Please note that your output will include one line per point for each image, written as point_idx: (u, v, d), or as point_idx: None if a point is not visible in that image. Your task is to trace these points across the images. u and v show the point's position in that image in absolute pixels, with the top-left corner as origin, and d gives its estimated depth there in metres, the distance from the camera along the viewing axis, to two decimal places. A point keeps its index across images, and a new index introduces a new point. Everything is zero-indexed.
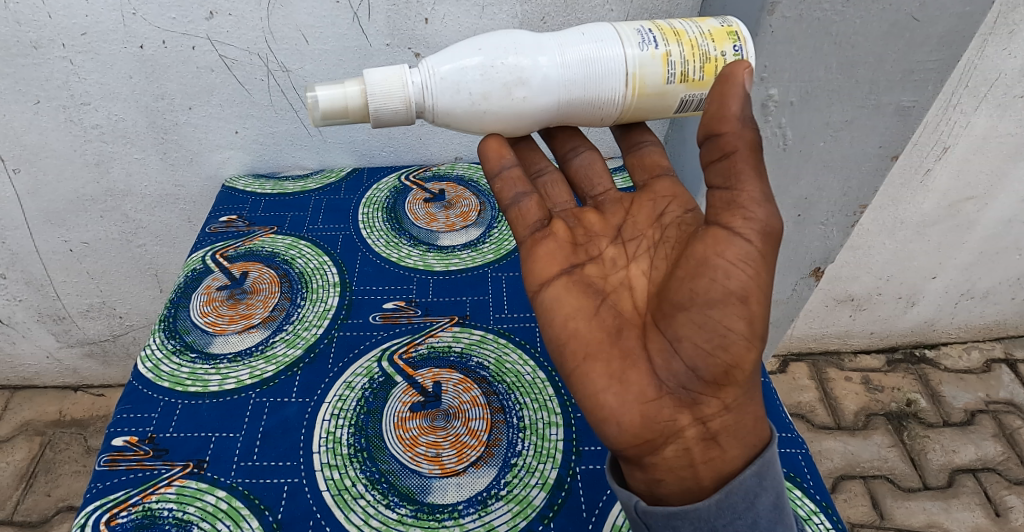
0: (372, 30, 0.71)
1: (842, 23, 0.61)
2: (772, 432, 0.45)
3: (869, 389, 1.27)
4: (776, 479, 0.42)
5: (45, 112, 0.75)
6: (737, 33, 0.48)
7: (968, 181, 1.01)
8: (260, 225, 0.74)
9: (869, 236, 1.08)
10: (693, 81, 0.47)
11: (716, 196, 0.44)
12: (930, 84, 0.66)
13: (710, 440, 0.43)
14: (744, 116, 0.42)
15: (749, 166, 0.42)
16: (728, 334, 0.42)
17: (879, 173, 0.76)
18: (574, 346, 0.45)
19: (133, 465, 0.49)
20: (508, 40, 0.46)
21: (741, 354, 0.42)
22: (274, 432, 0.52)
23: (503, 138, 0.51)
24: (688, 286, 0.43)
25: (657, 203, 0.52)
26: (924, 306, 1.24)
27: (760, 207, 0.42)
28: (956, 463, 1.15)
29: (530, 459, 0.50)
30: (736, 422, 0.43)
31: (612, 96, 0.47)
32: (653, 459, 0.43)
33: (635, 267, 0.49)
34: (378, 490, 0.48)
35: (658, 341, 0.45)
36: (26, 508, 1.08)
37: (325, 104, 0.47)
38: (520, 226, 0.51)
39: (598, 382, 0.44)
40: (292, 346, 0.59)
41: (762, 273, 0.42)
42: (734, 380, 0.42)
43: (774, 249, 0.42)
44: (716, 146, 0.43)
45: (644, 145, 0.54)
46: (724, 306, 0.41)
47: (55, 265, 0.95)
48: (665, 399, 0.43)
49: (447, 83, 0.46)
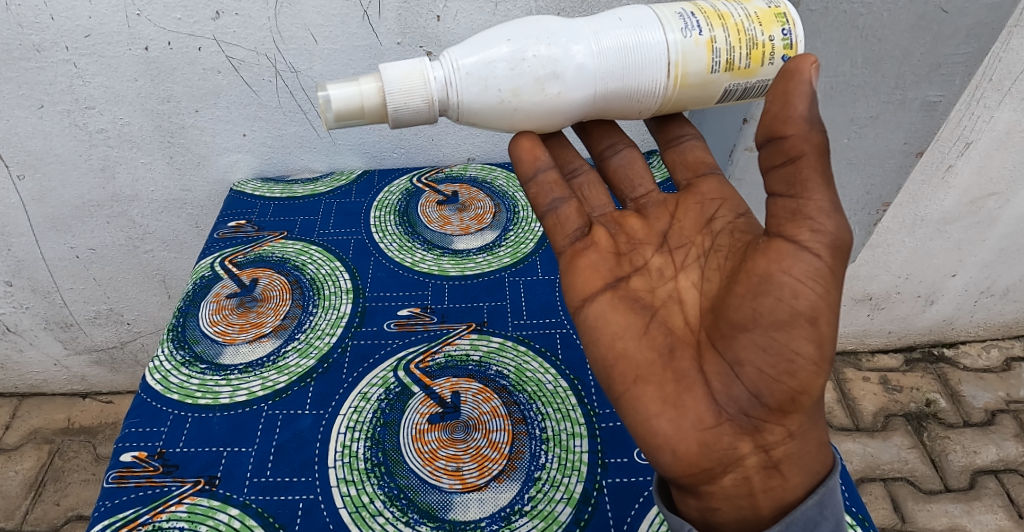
0: (382, 28, 0.69)
1: (869, 16, 0.59)
2: (835, 459, 0.43)
3: (888, 389, 1.24)
4: (837, 508, 0.41)
5: (48, 116, 0.73)
6: (786, 15, 0.45)
7: (991, 177, 0.98)
8: (269, 230, 0.73)
9: (888, 234, 1.06)
10: (739, 69, 0.45)
11: (778, 204, 0.41)
12: (957, 78, 0.63)
13: (771, 468, 0.41)
14: (811, 116, 0.39)
15: (816, 172, 0.39)
16: (795, 359, 0.40)
17: (903, 170, 0.74)
18: (622, 368, 0.43)
19: (142, 483, 0.48)
20: (539, 29, 0.44)
21: (809, 379, 0.40)
22: (289, 446, 0.50)
23: (535, 137, 0.48)
24: (750, 305, 0.41)
25: (705, 206, 0.49)
26: (943, 304, 1.21)
27: (830, 218, 0.39)
28: (977, 464, 1.12)
29: (555, 473, 0.48)
30: (800, 451, 0.41)
31: (652, 88, 0.45)
32: (709, 487, 0.41)
33: (684, 278, 0.47)
34: (397, 507, 0.46)
35: (715, 363, 0.43)
36: (35, 518, 1.07)
37: (339, 104, 0.45)
38: (559, 235, 0.49)
39: (651, 407, 0.42)
40: (304, 357, 0.57)
41: (832, 291, 0.40)
42: (800, 407, 0.40)
43: (842, 263, 0.40)
44: (778, 149, 0.40)
45: (684, 139, 0.52)
46: (791, 328, 0.40)
47: (61, 271, 0.93)
48: (724, 426, 0.41)
49: (473, 78, 0.44)
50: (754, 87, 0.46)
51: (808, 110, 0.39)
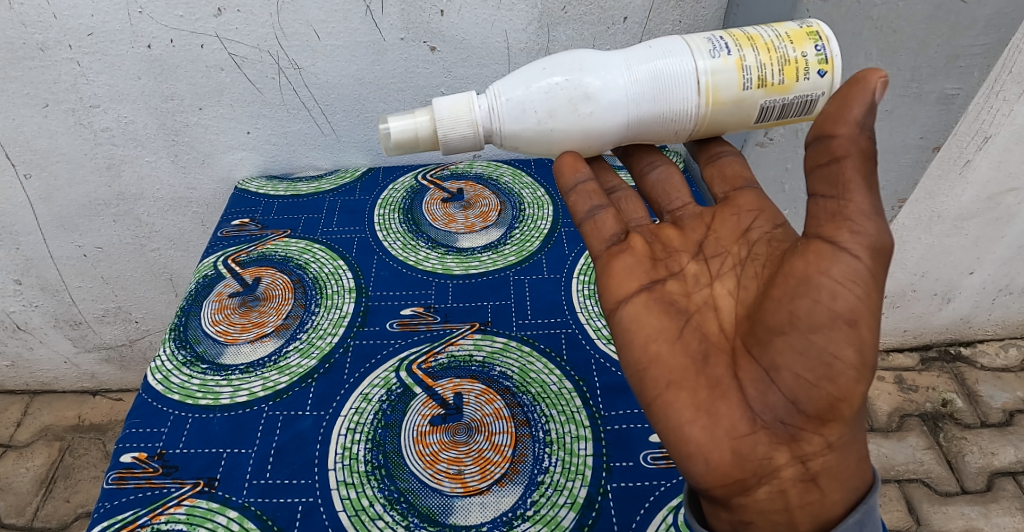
0: (386, 23, 0.68)
1: (884, 6, 0.56)
2: (875, 474, 0.41)
3: (903, 389, 1.22)
4: (875, 526, 0.39)
5: (54, 115, 0.73)
6: (818, 33, 0.43)
7: (1010, 172, 0.95)
8: (273, 228, 0.72)
9: (904, 231, 1.03)
10: (773, 85, 0.43)
11: (819, 204, 0.40)
12: (975, 70, 0.61)
13: (808, 481, 0.40)
14: (866, 121, 0.38)
15: (864, 176, 0.38)
16: (833, 363, 0.38)
17: (920, 165, 0.72)
18: (656, 373, 0.42)
19: (141, 484, 0.47)
20: (572, 58, 0.45)
21: (849, 386, 0.38)
22: (288, 448, 0.49)
23: (577, 153, 0.48)
24: (787, 308, 0.39)
25: (741, 217, 0.48)
26: (960, 302, 1.19)
27: (870, 221, 0.38)
28: (994, 466, 1.10)
29: (558, 477, 0.47)
30: (840, 464, 0.40)
31: (685, 107, 0.44)
32: (743, 499, 0.40)
33: (720, 285, 0.46)
34: (396, 510, 0.45)
35: (751, 370, 0.41)
36: (45, 514, 1.08)
37: (396, 134, 0.47)
38: (594, 239, 0.48)
39: (684, 414, 0.40)
40: (306, 357, 0.56)
41: (872, 295, 0.38)
42: (839, 416, 0.39)
43: (884, 267, 0.39)
44: (826, 149, 0.39)
45: (723, 156, 0.51)
46: (829, 332, 0.38)
47: (69, 270, 0.94)
48: (759, 435, 0.40)
49: (512, 105, 0.45)
50: (793, 103, 0.44)
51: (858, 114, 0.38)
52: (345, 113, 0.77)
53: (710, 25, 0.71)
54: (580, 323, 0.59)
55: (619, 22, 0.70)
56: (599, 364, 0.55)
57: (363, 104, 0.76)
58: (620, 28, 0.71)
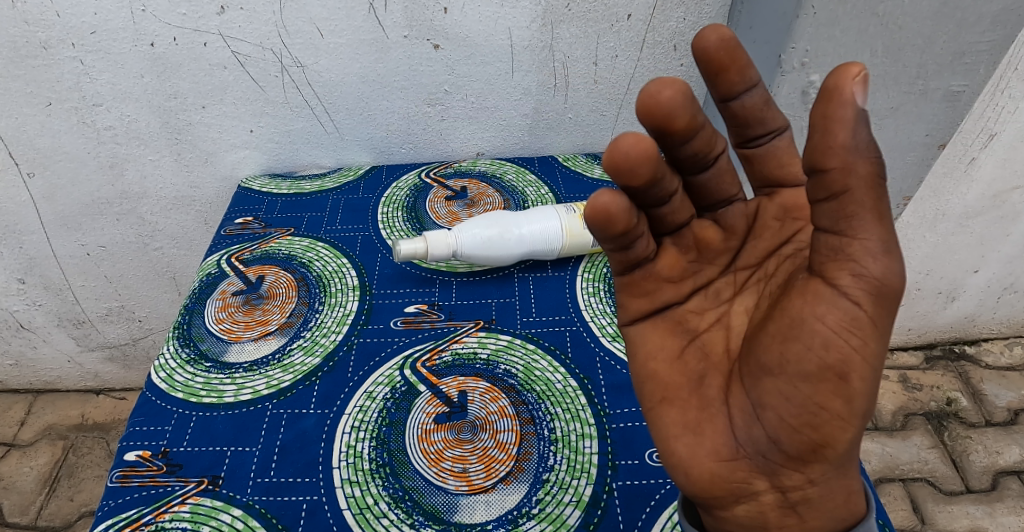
0: (389, 21, 0.68)
1: (890, 3, 0.55)
2: (869, 517, 0.38)
3: (907, 388, 1.24)
4: None
5: (57, 114, 0.73)
6: None
7: (1015, 169, 0.95)
8: (276, 226, 0.72)
9: (908, 229, 1.03)
10: None
11: (821, 239, 0.35)
12: (981, 67, 0.61)
13: (788, 508, 0.39)
14: (859, 144, 0.32)
15: (864, 210, 0.32)
16: (821, 411, 0.35)
17: (925, 163, 0.72)
18: (650, 387, 0.42)
19: (145, 482, 0.47)
20: None
21: (834, 433, 0.36)
22: (292, 446, 0.49)
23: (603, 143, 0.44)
24: (778, 347, 0.37)
25: (780, 226, 0.42)
26: (964, 301, 1.19)
27: (877, 261, 0.33)
28: (1000, 465, 1.11)
29: (563, 475, 0.47)
30: (825, 498, 0.38)
31: None
32: (722, 514, 0.40)
33: (741, 303, 0.42)
34: (401, 509, 0.45)
35: (742, 398, 0.39)
36: (49, 513, 1.09)
37: (405, 250, 0.61)
38: None
39: (670, 429, 0.40)
40: (310, 355, 0.56)
41: (871, 344, 0.34)
42: (823, 458, 0.36)
43: (891, 313, 0.34)
44: (820, 183, 0.33)
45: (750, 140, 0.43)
46: (819, 379, 0.35)
47: (73, 269, 0.94)
48: (742, 461, 0.39)
49: None
50: None
51: (862, 113, 0.31)
52: (348, 111, 0.77)
53: (714, 22, 0.71)
54: (585, 321, 0.59)
55: (623, 19, 0.70)
56: (604, 362, 0.55)
57: (366, 102, 0.76)
58: (624, 25, 0.70)
